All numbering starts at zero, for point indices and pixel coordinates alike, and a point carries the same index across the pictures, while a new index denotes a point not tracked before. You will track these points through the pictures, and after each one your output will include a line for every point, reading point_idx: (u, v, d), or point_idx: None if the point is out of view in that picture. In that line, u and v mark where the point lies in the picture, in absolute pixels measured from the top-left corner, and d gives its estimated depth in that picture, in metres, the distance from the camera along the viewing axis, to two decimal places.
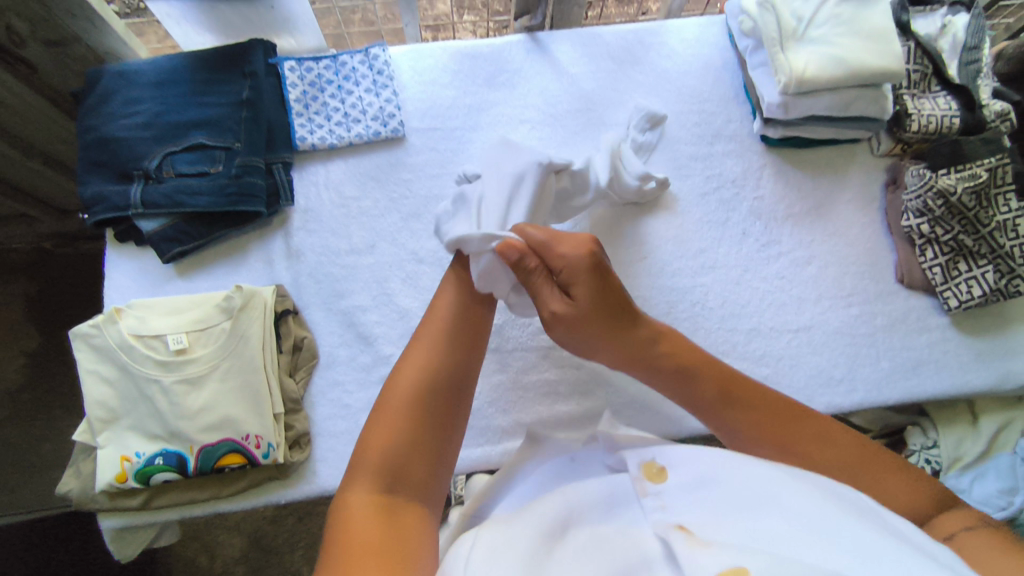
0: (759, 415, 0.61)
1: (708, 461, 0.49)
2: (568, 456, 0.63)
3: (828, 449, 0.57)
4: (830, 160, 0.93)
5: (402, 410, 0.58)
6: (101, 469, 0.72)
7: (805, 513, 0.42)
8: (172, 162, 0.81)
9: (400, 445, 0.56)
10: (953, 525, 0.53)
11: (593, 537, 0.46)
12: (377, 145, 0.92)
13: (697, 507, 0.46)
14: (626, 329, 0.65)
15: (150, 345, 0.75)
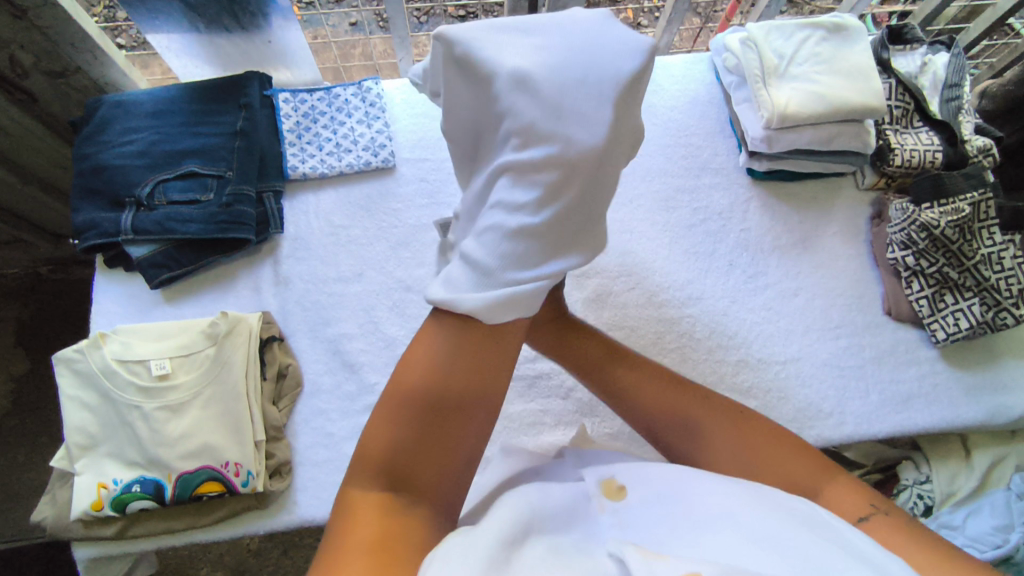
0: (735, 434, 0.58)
1: (666, 481, 0.50)
2: (535, 472, 0.61)
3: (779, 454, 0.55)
4: (816, 193, 0.94)
5: (415, 394, 0.48)
6: (78, 496, 0.71)
7: (752, 527, 0.44)
8: (165, 190, 0.83)
9: (415, 442, 0.48)
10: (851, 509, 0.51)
11: (554, 545, 0.43)
12: (368, 175, 0.93)
13: (655, 524, 0.46)
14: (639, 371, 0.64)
15: (134, 371, 0.75)
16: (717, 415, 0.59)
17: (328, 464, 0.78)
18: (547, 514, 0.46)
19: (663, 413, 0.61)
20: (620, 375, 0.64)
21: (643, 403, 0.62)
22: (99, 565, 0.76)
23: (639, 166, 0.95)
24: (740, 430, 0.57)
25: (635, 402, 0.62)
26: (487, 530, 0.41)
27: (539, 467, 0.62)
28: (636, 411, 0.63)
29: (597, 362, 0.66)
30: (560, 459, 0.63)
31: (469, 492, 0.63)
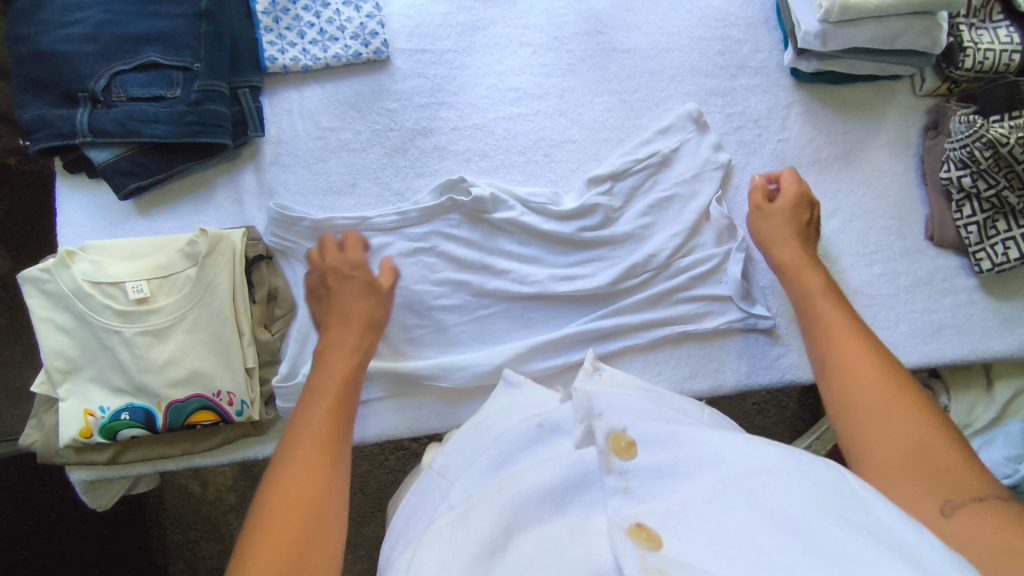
0: (861, 395, 0.53)
1: (696, 446, 0.46)
2: (534, 422, 0.54)
3: (908, 439, 0.48)
4: (866, 99, 0.83)
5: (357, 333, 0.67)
6: (64, 423, 0.68)
7: (778, 511, 0.40)
8: (124, 83, 0.72)
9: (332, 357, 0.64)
10: (964, 491, 0.44)
11: (542, 542, 0.42)
12: (358, 69, 0.80)
13: (664, 498, 0.43)
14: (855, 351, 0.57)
15: (108, 294, 0.68)
16: (889, 399, 0.51)
17: None
18: (535, 498, 0.45)
19: (837, 410, 0.55)
20: (805, 275, 0.70)
21: (849, 369, 0.55)
22: (97, 486, 0.74)
23: (670, 63, 0.83)
24: (919, 419, 0.49)
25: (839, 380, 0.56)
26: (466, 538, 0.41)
27: (540, 413, 0.55)
28: (871, 443, 0.50)
29: (840, 341, 0.59)
30: (563, 404, 0.56)
31: (466, 428, 0.62)
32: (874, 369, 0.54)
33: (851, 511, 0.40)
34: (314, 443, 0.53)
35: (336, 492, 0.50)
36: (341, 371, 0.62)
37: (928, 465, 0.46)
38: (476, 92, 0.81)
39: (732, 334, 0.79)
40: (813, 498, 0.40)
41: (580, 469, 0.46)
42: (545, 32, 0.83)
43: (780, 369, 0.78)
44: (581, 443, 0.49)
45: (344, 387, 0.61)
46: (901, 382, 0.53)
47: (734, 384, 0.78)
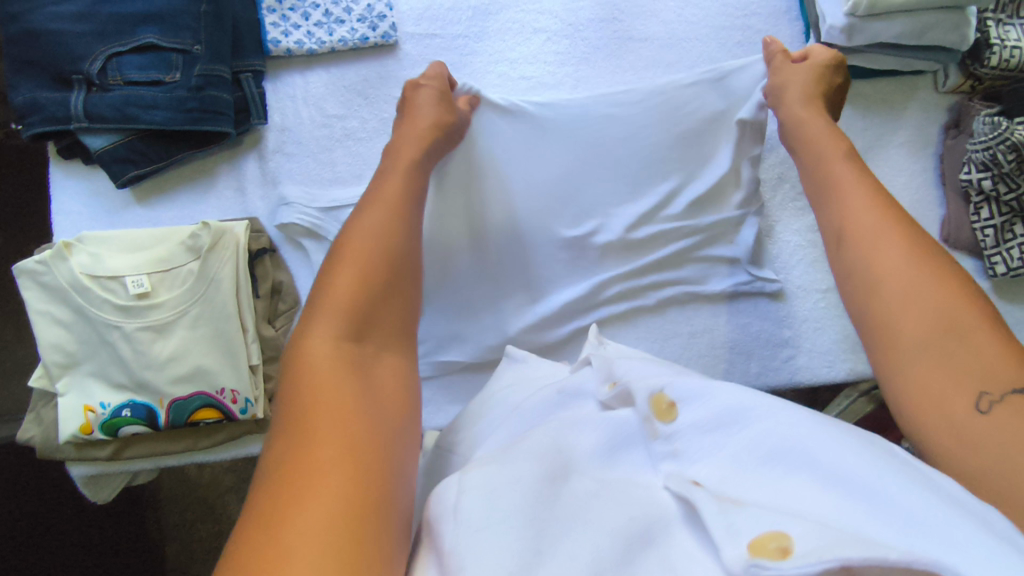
0: (886, 270, 0.47)
1: (732, 395, 0.39)
2: (552, 387, 0.48)
3: (935, 324, 0.42)
4: (887, 95, 0.81)
5: (410, 159, 0.61)
6: (63, 419, 0.66)
7: (841, 472, 0.34)
8: (120, 66, 0.68)
9: (393, 167, 0.60)
10: (999, 384, 0.39)
11: (598, 493, 0.38)
12: (365, 54, 0.77)
13: (714, 458, 0.38)
14: (872, 221, 0.50)
15: (108, 288, 0.66)
16: (917, 273, 0.45)
17: None
18: (581, 459, 0.41)
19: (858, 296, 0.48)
20: (811, 126, 0.62)
21: (866, 243, 0.49)
22: (99, 479, 0.73)
23: (688, 53, 0.80)
24: (949, 305, 0.43)
25: (858, 248, 0.50)
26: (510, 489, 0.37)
27: (557, 382, 0.49)
28: (896, 341, 0.44)
29: (855, 212, 0.51)
30: (582, 367, 0.50)
31: (474, 406, 0.56)
32: (901, 250, 0.47)
33: (918, 476, 0.33)
34: (367, 247, 0.50)
35: (397, 310, 0.49)
36: (396, 174, 0.59)
37: (962, 358, 0.41)
38: (488, 80, 0.78)
39: (743, 333, 0.78)
40: (871, 455, 0.34)
41: (621, 432, 0.41)
42: (560, 18, 0.80)
43: (791, 370, 0.78)
44: (612, 404, 0.43)
45: (405, 184, 0.58)
46: (930, 254, 0.46)
47: (743, 385, 0.77)
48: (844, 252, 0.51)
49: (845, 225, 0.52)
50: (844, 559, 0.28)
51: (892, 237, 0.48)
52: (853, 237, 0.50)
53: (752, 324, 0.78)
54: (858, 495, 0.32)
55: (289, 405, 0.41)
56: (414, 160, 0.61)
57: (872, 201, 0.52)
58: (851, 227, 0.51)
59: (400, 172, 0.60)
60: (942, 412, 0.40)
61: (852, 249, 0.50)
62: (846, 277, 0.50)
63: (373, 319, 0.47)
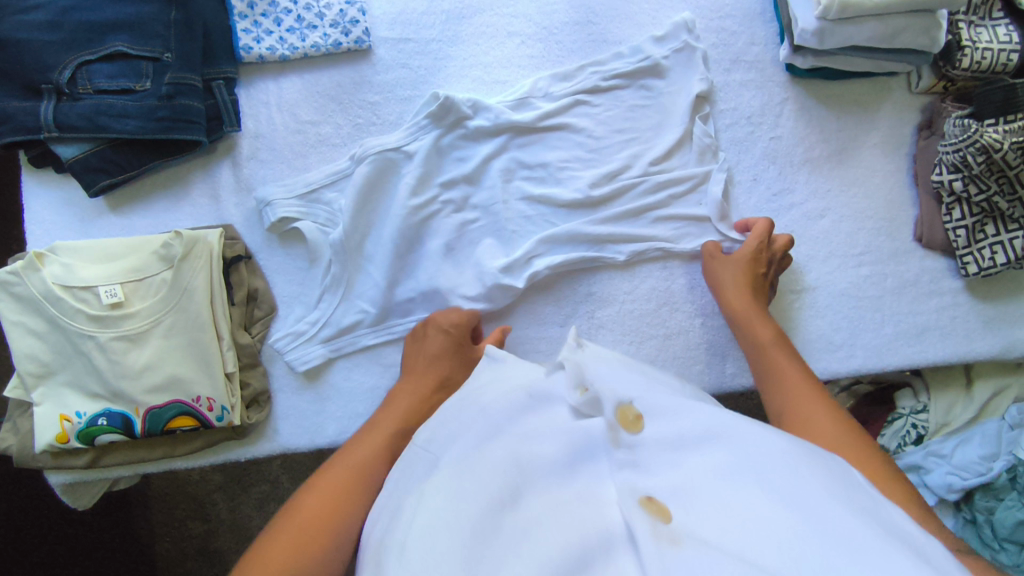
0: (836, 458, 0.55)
1: (702, 419, 0.46)
2: (522, 390, 0.51)
3: (870, 489, 0.51)
4: (861, 96, 0.82)
5: (389, 429, 0.63)
6: (40, 429, 0.66)
7: (782, 490, 0.40)
8: (90, 75, 0.68)
9: (360, 444, 0.61)
10: None
11: (552, 506, 0.42)
12: (338, 59, 0.77)
13: (675, 473, 0.43)
14: (818, 423, 0.60)
15: (81, 298, 0.66)
16: (852, 471, 0.55)
17: (308, 391, 0.73)
18: (540, 468, 0.45)
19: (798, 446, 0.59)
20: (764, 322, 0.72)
21: (809, 436, 0.59)
22: (78, 487, 0.74)
23: None
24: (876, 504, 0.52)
25: (810, 443, 0.58)
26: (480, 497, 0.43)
27: (527, 382, 0.52)
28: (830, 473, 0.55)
29: (802, 415, 0.61)
30: (553, 369, 0.52)
31: None
32: (827, 418, 0.59)
33: (865, 502, 0.41)
34: (354, 467, 0.58)
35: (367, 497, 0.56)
36: (367, 442, 0.61)
37: (886, 508, 0.49)
38: (462, 84, 0.78)
39: (718, 334, 0.78)
40: (822, 484, 0.41)
41: (584, 441, 0.45)
42: (534, 21, 0.80)
43: None
44: (582, 407, 0.47)
45: (378, 444, 0.61)
46: (862, 454, 0.55)
47: (719, 386, 0.78)
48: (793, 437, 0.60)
49: (801, 423, 0.60)
50: None
51: (838, 438, 0.57)
52: (798, 429, 0.60)
53: (728, 326, 0.79)
54: (803, 519, 0.38)
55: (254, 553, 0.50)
56: (424, 404, 0.66)
57: (830, 420, 0.59)
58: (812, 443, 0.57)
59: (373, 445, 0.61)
60: None
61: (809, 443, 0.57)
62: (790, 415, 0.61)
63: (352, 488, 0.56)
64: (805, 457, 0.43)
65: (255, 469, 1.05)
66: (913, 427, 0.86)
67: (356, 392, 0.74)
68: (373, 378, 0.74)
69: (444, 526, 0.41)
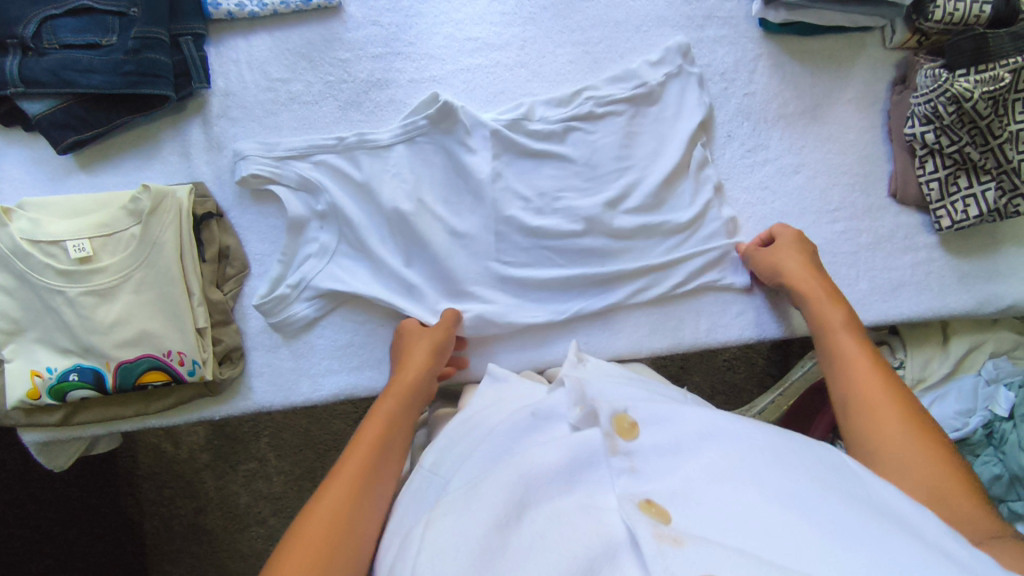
0: (896, 432, 0.52)
1: (695, 424, 0.47)
2: (527, 411, 0.52)
3: (928, 475, 0.49)
4: (835, 52, 0.81)
5: (383, 425, 0.59)
6: (10, 385, 0.66)
7: (777, 489, 0.41)
8: (55, 30, 0.68)
9: (363, 436, 0.58)
10: (980, 528, 0.46)
11: (552, 516, 0.42)
12: (308, 16, 0.76)
13: (671, 474, 0.43)
14: (877, 386, 0.56)
15: (49, 253, 0.66)
16: (911, 432, 0.52)
17: (282, 349, 0.73)
18: (542, 475, 0.45)
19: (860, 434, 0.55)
20: (802, 292, 0.70)
21: (867, 400, 0.56)
22: (52, 447, 0.74)
23: (635, 12, 0.80)
24: (950, 480, 0.48)
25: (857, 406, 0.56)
26: (482, 508, 0.43)
27: (532, 403, 0.53)
28: (896, 458, 0.51)
29: (858, 378, 0.58)
30: (554, 391, 0.54)
31: (449, 426, 0.57)
32: (891, 409, 0.54)
33: (861, 488, 0.43)
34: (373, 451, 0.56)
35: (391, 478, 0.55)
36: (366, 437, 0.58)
37: (944, 497, 0.47)
38: (433, 42, 0.77)
39: (693, 290, 0.79)
40: (814, 482, 0.42)
41: (585, 450, 0.46)
42: None
43: (740, 326, 0.79)
44: (580, 422, 0.48)
45: (379, 436, 0.58)
46: (922, 425, 0.53)
47: (693, 342, 0.78)
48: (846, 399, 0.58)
49: (856, 389, 0.57)
50: None
51: (904, 404, 0.54)
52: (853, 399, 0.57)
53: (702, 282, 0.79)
54: (800, 515, 0.39)
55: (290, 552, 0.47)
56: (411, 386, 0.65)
57: (885, 384, 0.56)
58: (871, 415, 0.54)
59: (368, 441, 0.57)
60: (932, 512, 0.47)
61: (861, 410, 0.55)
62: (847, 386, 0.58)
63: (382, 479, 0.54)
64: (796, 453, 0.45)
65: (242, 447, 1.04)
66: None
67: (330, 349, 0.74)
68: (347, 335, 0.74)
69: (457, 538, 0.41)
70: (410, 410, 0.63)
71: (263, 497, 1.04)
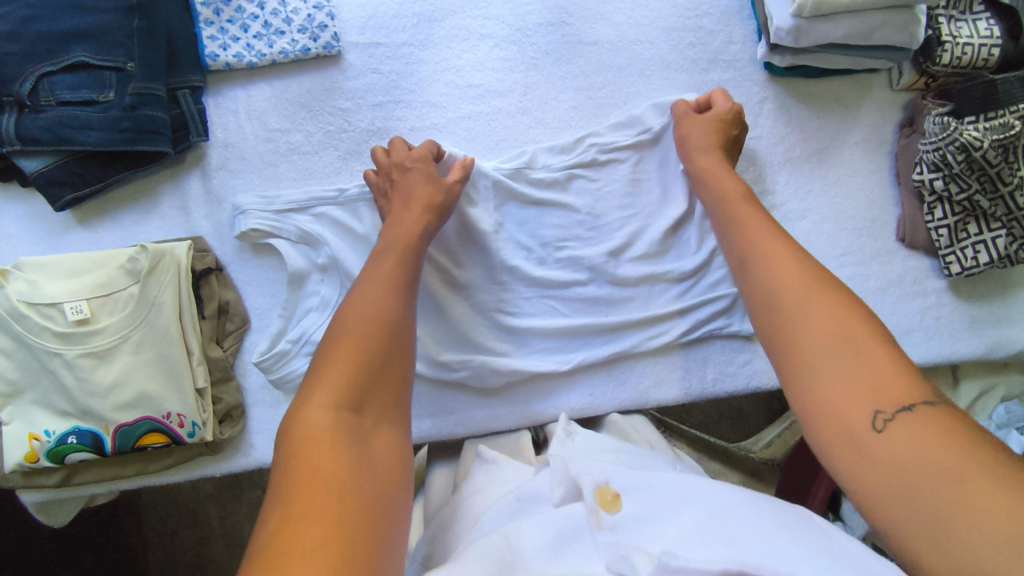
0: (810, 320, 0.49)
1: (674, 488, 0.46)
2: (511, 494, 0.51)
3: (848, 361, 0.45)
4: (842, 94, 0.80)
5: (387, 304, 0.56)
6: (8, 448, 0.65)
7: (753, 549, 0.39)
8: (51, 86, 0.67)
9: (368, 312, 0.54)
10: (894, 399, 0.42)
11: None
12: (307, 65, 0.76)
13: (650, 540, 0.42)
14: (796, 278, 0.52)
15: (47, 315, 0.65)
16: (824, 319, 0.48)
17: (283, 405, 0.72)
18: (531, 552, 0.44)
19: (780, 292, 0.52)
20: (726, 195, 0.65)
21: (779, 296, 0.52)
22: (52, 504, 0.72)
23: (639, 56, 0.79)
24: (870, 361, 0.44)
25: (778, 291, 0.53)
26: None
27: (515, 487, 0.52)
28: (803, 370, 0.47)
29: (774, 266, 0.54)
30: (538, 472, 0.53)
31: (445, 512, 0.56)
32: (809, 294, 0.50)
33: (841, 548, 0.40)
34: (365, 328, 0.53)
35: (390, 381, 0.52)
36: (364, 312, 0.54)
37: (865, 387, 0.43)
38: (434, 89, 0.76)
39: (700, 340, 0.77)
40: (791, 538, 0.40)
41: (570, 526, 0.45)
42: (507, 23, 0.78)
43: (748, 374, 0.77)
44: (564, 501, 0.48)
45: (374, 316, 0.54)
46: (838, 302, 0.49)
47: (700, 391, 0.77)
48: (757, 301, 0.54)
49: (770, 283, 0.54)
50: None
51: (818, 290, 0.50)
52: (763, 297, 0.54)
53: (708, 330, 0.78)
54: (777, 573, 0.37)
55: (284, 458, 0.43)
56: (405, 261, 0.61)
57: (800, 273, 0.53)
58: (788, 310, 0.51)
59: (369, 326, 0.53)
60: (845, 427, 0.43)
61: (780, 306, 0.52)
62: (755, 282, 0.55)
63: (378, 385, 0.51)
64: (771, 512, 0.43)
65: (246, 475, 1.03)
66: None
67: None
68: None
69: None
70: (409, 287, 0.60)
71: None
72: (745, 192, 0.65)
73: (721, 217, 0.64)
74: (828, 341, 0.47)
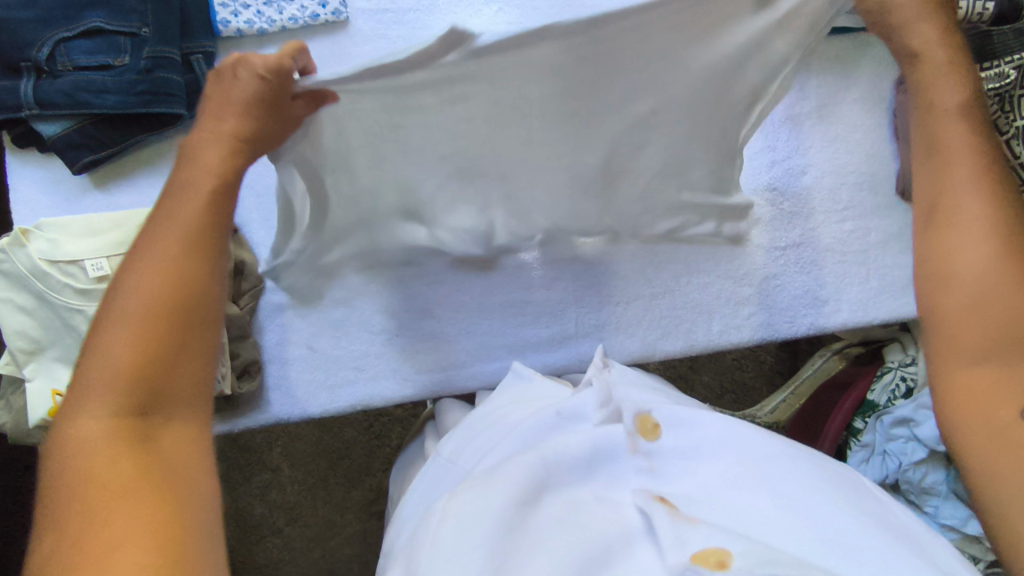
0: (989, 287, 0.50)
1: (712, 430, 0.49)
2: (551, 409, 0.51)
3: (1003, 343, 0.49)
4: (840, 52, 0.82)
5: (152, 296, 0.48)
6: (32, 404, 0.67)
7: (789, 496, 0.43)
8: (68, 51, 0.68)
9: (140, 307, 0.48)
10: None
11: (569, 504, 0.44)
12: (316, 31, 0.77)
13: (688, 478, 0.45)
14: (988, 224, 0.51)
15: (67, 272, 0.66)
16: (1005, 285, 0.50)
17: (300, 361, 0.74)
18: (566, 465, 0.46)
19: (964, 250, 0.51)
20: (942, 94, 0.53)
21: (969, 236, 0.51)
22: None
23: None
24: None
25: (957, 235, 0.52)
26: (508, 492, 0.43)
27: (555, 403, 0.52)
28: (957, 333, 0.51)
29: (967, 203, 0.52)
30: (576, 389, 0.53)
31: (470, 420, 0.57)
32: (989, 251, 0.51)
33: (855, 492, 0.46)
34: (135, 325, 0.47)
35: (192, 370, 0.49)
36: (123, 319, 0.47)
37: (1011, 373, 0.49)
38: None
39: (705, 295, 0.80)
40: (821, 487, 0.44)
41: (607, 443, 0.47)
42: None
43: (752, 327, 0.79)
44: (606, 421, 0.48)
45: (148, 312, 0.48)
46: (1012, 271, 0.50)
47: (706, 344, 0.79)
48: (929, 226, 0.54)
49: (955, 216, 0.52)
50: (779, 573, 0.36)
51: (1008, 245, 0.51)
52: (939, 232, 0.53)
53: (713, 285, 0.80)
54: (798, 515, 0.42)
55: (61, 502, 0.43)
56: (206, 210, 0.53)
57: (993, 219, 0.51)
58: (963, 266, 0.51)
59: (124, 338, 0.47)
60: (986, 407, 0.49)
61: (968, 250, 0.51)
62: (934, 209, 0.53)
63: (177, 377, 0.48)
64: (803, 457, 0.47)
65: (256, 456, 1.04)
66: (902, 381, 0.85)
67: (349, 359, 0.75)
68: (364, 344, 0.76)
69: (486, 510, 0.42)
70: (210, 246, 0.52)
71: (280, 505, 1.04)
72: (965, 99, 0.53)
73: (916, 128, 0.55)
74: (996, 314, 0.50)
